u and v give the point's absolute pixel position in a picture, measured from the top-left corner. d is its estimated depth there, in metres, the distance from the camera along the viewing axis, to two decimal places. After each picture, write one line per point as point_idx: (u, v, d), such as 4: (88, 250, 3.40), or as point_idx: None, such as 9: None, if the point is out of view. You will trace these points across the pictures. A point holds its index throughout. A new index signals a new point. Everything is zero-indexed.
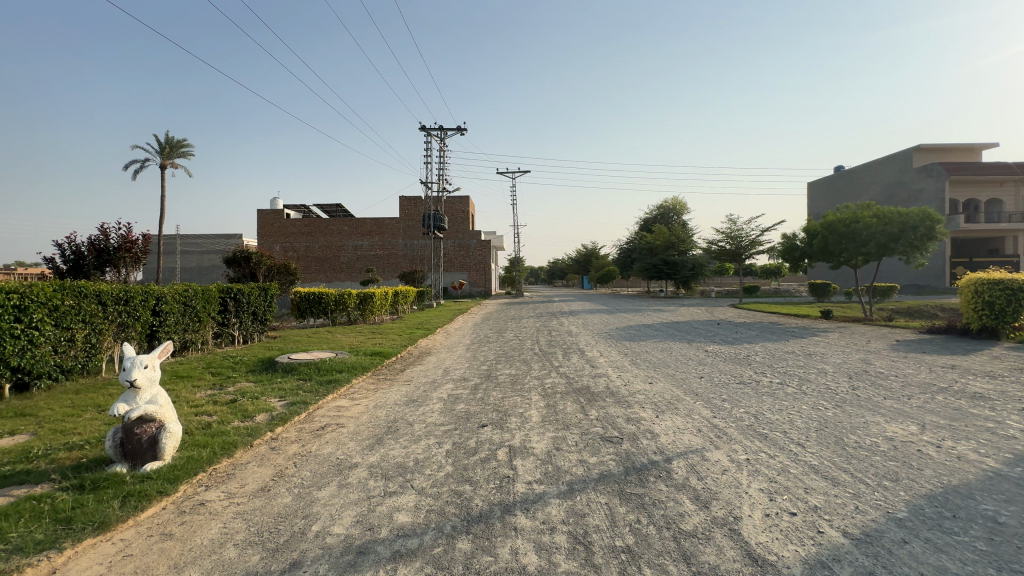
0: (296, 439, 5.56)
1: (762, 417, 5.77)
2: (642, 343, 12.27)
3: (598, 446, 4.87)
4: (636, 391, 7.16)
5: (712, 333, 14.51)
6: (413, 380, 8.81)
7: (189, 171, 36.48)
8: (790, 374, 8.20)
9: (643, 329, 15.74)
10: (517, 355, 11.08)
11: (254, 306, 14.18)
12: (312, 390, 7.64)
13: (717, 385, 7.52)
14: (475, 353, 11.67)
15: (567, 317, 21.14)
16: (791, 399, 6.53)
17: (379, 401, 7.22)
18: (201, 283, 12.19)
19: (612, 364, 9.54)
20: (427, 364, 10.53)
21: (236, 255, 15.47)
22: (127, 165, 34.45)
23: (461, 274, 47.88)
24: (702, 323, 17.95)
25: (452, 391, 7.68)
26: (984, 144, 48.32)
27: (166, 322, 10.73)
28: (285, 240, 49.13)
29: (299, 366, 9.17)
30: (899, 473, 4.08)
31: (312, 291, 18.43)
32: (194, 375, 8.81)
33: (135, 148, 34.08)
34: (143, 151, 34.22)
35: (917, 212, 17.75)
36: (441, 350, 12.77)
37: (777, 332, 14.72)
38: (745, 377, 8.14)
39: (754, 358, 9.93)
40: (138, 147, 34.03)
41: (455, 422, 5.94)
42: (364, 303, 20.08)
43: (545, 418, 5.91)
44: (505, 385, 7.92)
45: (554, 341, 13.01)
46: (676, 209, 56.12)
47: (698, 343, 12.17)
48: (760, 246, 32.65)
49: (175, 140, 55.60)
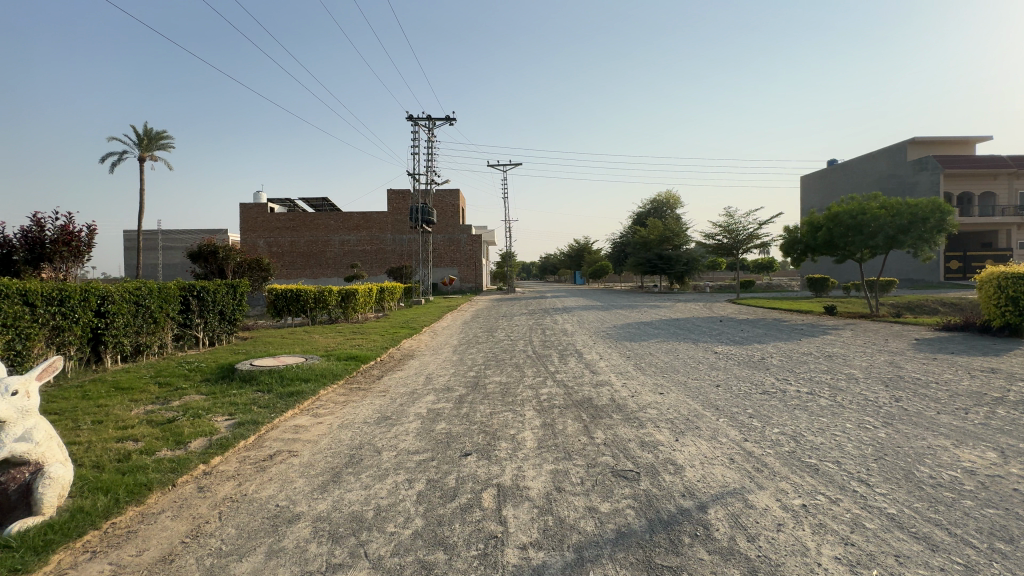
0: (233, 475, 4.48)
1: (803, 440, 4.77)
2: (645, 344, 11.29)
3: (610, 487, 3.85)
4: (647, 405, 6.16)
5: (717, 332, 13.57)
6: (390, 390, 7.74)
7: (169, 163, 36.82)
8: (817, 381, 7.24)
9: (643, 328, 14.77)
10: (508, 358, 10.04)
11: (220, 305, 13.00)
12: (269, 405, 6.54)
13: (737, 396, 6.54)
14: (463, 357, 10.60)
15: (561, 314, 20.19)
16: (829, 415, 5.56)
17: (346, 419, 6.14)
18: (158, 280, 10.98)
19: (615, 369, 8.55)
20: (409, 370, 9.46)
21: (202, 249, 14.11)
22: (105, 158, 34.99)
23: (452, 270, 46.71)
24: (704, 321, 17.04)
25: (432, 405, 6.61)
26: (978, 137, 47.95)
27: (113, 324, 9.56)
28: (269, 235, 47.60)
29: (260, 374, 8.06)
30: (1010, 528, 3.10)
31: (289, 289, 17.33)
32: (136, 387, 7.66)
33: (112, 141, 34.75)
34: (121, 142, 34.87)
35: (927, 202, 16.92)
36: (425, 353, 11.68)
37: (785, 330, 13.81)
38: (767, 385, 7.16)
39: (771, 361, 8.98)
40: (115, 139, 34.66)
41: (432, 449, 4.88)
42: (346, 301, 18.90)
43: (541, 443, 4.88)
44: (494, 397, 6.87)
45: (549, 342, 11.98)
46: (670, 203, 55.35)
47: (705, 344, 11.20)
48: (757, 240, 31.90)
49: (156, 132, 53.76)
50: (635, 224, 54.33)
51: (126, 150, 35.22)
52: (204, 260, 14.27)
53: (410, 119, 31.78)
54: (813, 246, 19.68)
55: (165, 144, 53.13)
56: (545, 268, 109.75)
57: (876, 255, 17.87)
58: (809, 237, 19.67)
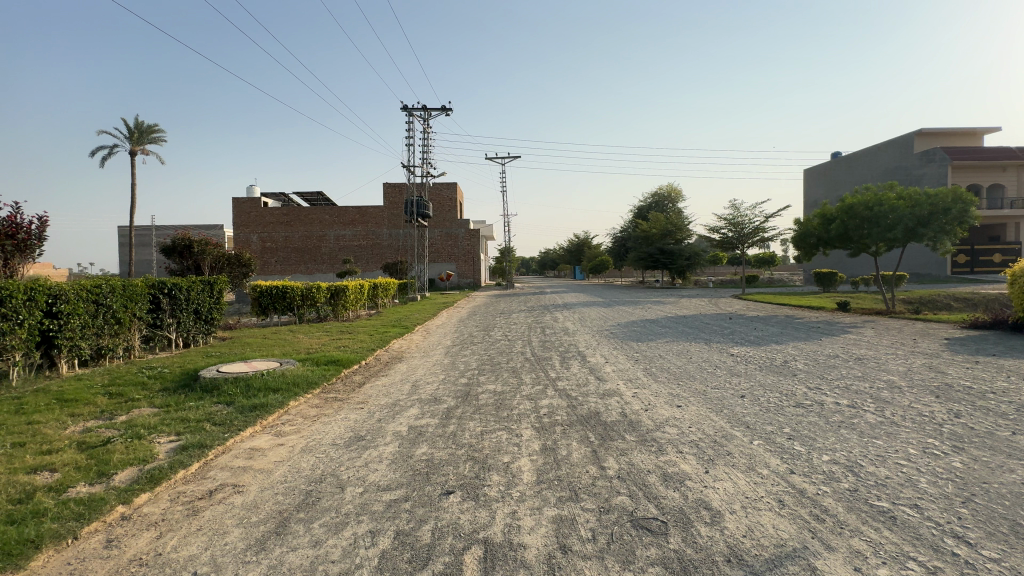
0: (156, 522, 3.58)
1: (863, 473, 3.88)
2: (653, 345, 10.39)
3: (631, 546, 2.95)
4: (664, 422, 5.26)
5: (728, 331, 12.67)
6: (370, 401, 6.83)
7: (161, 158, 37.63)
8: (855, 390, 6.34)
9: (649, 326, 13.85)
10: (505, 361, 9.15)
11: (196, 304, 12.08)
12: (225, 423, 5.63)
13: (768, 410, 5.64)
14: (455, 360, 9.68)
15: (561, 311, 19.28)
16: (884, 437, 4.67)
17: (313, 440, 5.22)
18: (123, 277, 10.05)
19: (623, 375, 7.64)
20: (394, 375, 8.57)
21: (175, 243, 13.12)
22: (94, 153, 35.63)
23: (449, 265, 45.78)
24: (712, 318, 16.15)
25: (414, 422, 5.70)
26: (986, 127, 46.97)
27: (67, 326, 8.64)
28: (262, 230, 46.58)
29: (223, 383, 7.15)
30: None
31: (274, 286, 16.39)
32: (81, 398, 6.76)
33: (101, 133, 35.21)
34: (110, 134, 35.33)
35: (948, 192, 15.98)
36: (415, 355, 10.78)
37: (803, 329, 12.90)
38: (799, 395, 6.26)
39: (795, 365, 8.09)
40: (104, 132, 35.15)
41: (408, 484, 3.98)
42: (336, 297, 17.97)
43: (542, 477, 3.99)
44: (487, 411, 5.96)
45: (549, 343, 11.08)
46: (672, 196, 54.31)
47: (719, 344, 10.32)
48: (763, 234, 30.97)
49: (147, 124, 52.56)
50: (636, 218, 53.35)
51: (118, 144, 35.82)
52: (179, 255, 13.23)
53: (405, 108, 30.70)
54: (825, 239, 18.74)
55: (157, 137, 51.99)
56: (545, 263, 108.74)
57: (892, 248, 16.92)
58: (822, 230, 18.70)
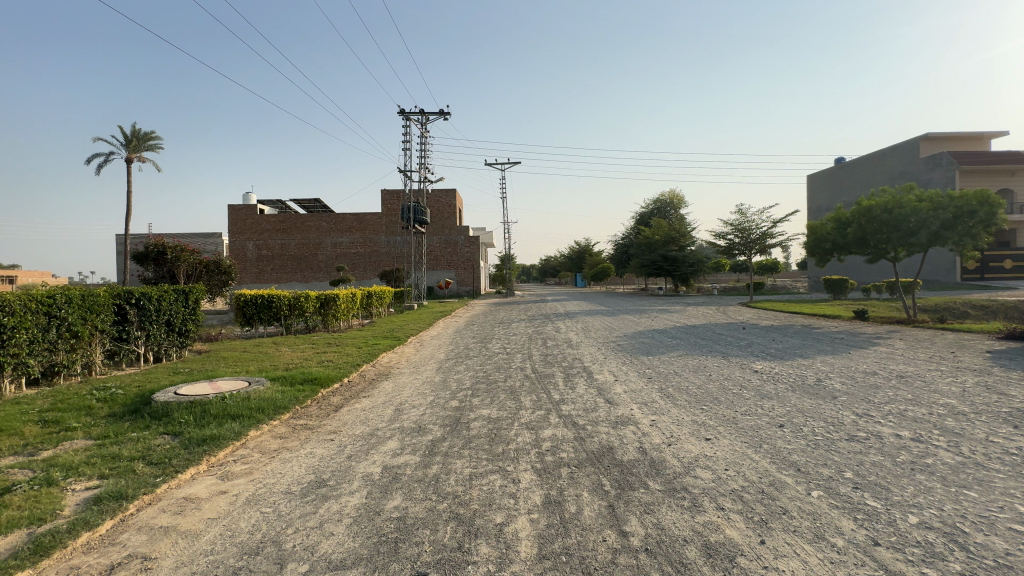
0: None
1: (974, 546, 2.90)
2: (666, 360, 9.42)
3: None
4: (694, 462, 4.30)
5: (746, 343, 11.69)
6: (343, 430, 5.88)
7: (159, 166, 36.56)
8: (915, 418, 5.37)
9: (658, 338, 12.87)
10: (502, 380, 8.19)
11: (168, 315, 11.15)
12: (160, 462, 4.66)
13: (818, 445, 4.67)
14: (447, 377, 8.74)
15: (563, 321, 18.31)
16: (975, 485, 3.70)
17: (263, 487, 4.25)
18: (82, 286, 9.09)
19: (637, 397, 6.69)
20: (378, 397, 7.61)
21: (148, 250, 12.17)
22: (91, 157, 34.33)
23: (448, 273, 44.90)
24: (725, 327, 15.19)
25: (390, 460, 4.73)
26: (993, 132, 46.18)
27: (13, 341, 7.67)
28: (258, 238, 45.84)
29: (175, 408, 6.19)
30: None
31: (260, 294, 15.50)
32: (7, 428, 5.79)
33: (97, 141, 33.91)
34: (106, 143, 34.21)
35: (971, 194, 15.11)
36: (405, 371, 9.82)
37: (825, 340, 11.95)
38: (848, 424, 5.29)
39: (831, 384, 7.14)
40: (99, 139, 33.91)
41: (369, 558, 3.02)
42: (326, 307, 17.05)
43: (545, 549, 3.03)
44: (479, 446, 5.00)
45: (552, 358, 10.11)
46: (674, 202, 53.49)
47: (739, 359, 9.34)
48: (771, 240, 30.06)
49: (143, 131, 52.07)
50: (638, 224, 52.51)
51: (113, 150, 34.71)
52: (150, 262, 12.27)
53: (401, 113, 30.06)
54: (841, 244, 17.79)
55: (154, 144, 51.45)
56: (546, 271, 108.02)
57: (914, 253, 16.02)
58: (837, 234, 17.78)
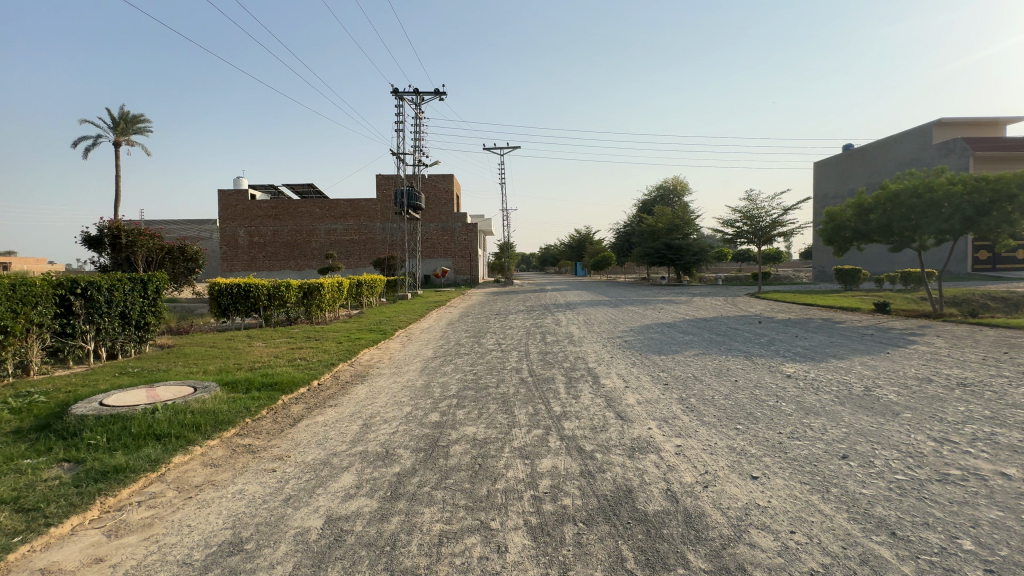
0: None
1: None
2: (681, 361, 8.26)
3: None
4: (746, 521, 3.15)
5: (768, 340, 10.51)
6: (293, 455, 4.73)
7: (148, 151, 36.93)
8: (1013, 448, 4.22)
9: (668, 333, 11.69)
10: (493, 385, 7.04)
11: (123, 307, 9.97)
12: (30, 511, 3.50)
13: (906, 490, 3.52)
14: (430, 381, 7.59)
15: (563, 312, 17.16)
16: None
17: (155, 553, 3.09)
18: (15, 274, 7.77)
19: (654, 412, 5.55)
20: (347, 406, 6.46)
21: (103, 234, 10.80)
22: (76, 145, 38.45)
23: (444, 261, 43.62)
24: (739, 321, 14.02)
25: (340, 505, 3.58)
26: (1009, 118, 44.56)
27: None
28: (249, 224, 44.50)
29: (89, 427, 5.02)
30: None
31: (236, 284, 14.31)
32: None
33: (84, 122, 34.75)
34: (93, 125, 34.78)
35: (1010, 177, 13.87)
36: (384, 372, 8.66)
37: (854, 337, 10.77)
38: (931, 454, 4.13)
39: (884, 396, 5.98)
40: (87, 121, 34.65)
41: None
42: (309, 297, 15.88)
43: None
44: (459, 485, 3.84)
45: (552, 357, 8.97)
46: (677, 190, 52.09)
47: (765, 361, 8.17)
48: (780, 228, 28.80)
49: (130, 114, 49.55)
50: (640, 212, 51.22)
51: (102, 134, 35.30)
52: (104, 248, 11.00)
53: (394, 93, 28.62)
54: (863, 232, 16.58)
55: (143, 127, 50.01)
56: (546, 259, 106.76)
57: (943, 241, 14.83)
58: (859, 222, 16.57)
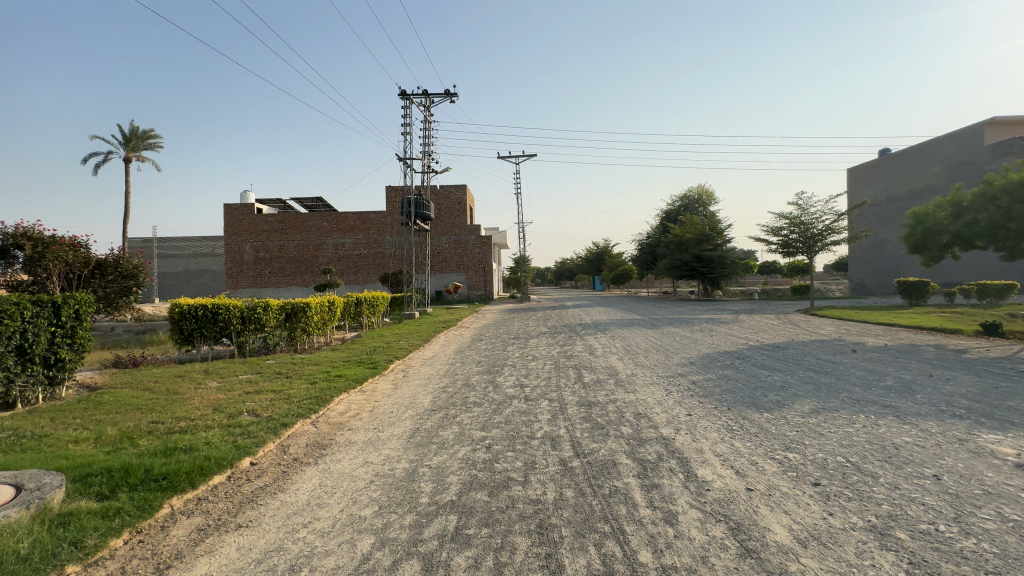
0: None
1: None
2: (807, 427, 5.35)
3: None
4: None
5: (900, 383, 7.46)
6: None
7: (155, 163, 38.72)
8: None
9: (748, 370, 8.73)
10: (521, 482, 4.21)
11: (26, 340, 7.48)
12: None
13: None
14: (420, 465, 4.79)
15: (597, 336, 14.32)
16: None
17: None
18: None
19: None
20: (266, 530, 3.65)
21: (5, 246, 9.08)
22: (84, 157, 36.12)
23: (457, 275, 41.22)
24: (825, 349, 10.98)
25: None
26: None
27: None
28: (255, 239, 42.68)
29: None
30: None
31: (202, 304, 11.86)
32: None
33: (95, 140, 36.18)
34: (105, 142, 36.60)
35: None
36: (358, 438, 5.89)
37: (1016, 378, 7.66)
38: None
39: None
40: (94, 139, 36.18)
41: None
42: (293, 319, 13.34)
43: None
44: None
45: (602, 415, 6.11)
46: (704, 199, 48.94)
47: (942, 429, 5.19)
48: (832, 236, 25.56)
49: (137, 129, 48.86)
50: (664, 223, 48.27)
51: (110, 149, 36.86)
52: (10, 261, 9.39)
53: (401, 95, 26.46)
54: (963, 237, 13.44)
55: (153, 144, 49.32)
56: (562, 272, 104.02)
57: None
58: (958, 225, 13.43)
